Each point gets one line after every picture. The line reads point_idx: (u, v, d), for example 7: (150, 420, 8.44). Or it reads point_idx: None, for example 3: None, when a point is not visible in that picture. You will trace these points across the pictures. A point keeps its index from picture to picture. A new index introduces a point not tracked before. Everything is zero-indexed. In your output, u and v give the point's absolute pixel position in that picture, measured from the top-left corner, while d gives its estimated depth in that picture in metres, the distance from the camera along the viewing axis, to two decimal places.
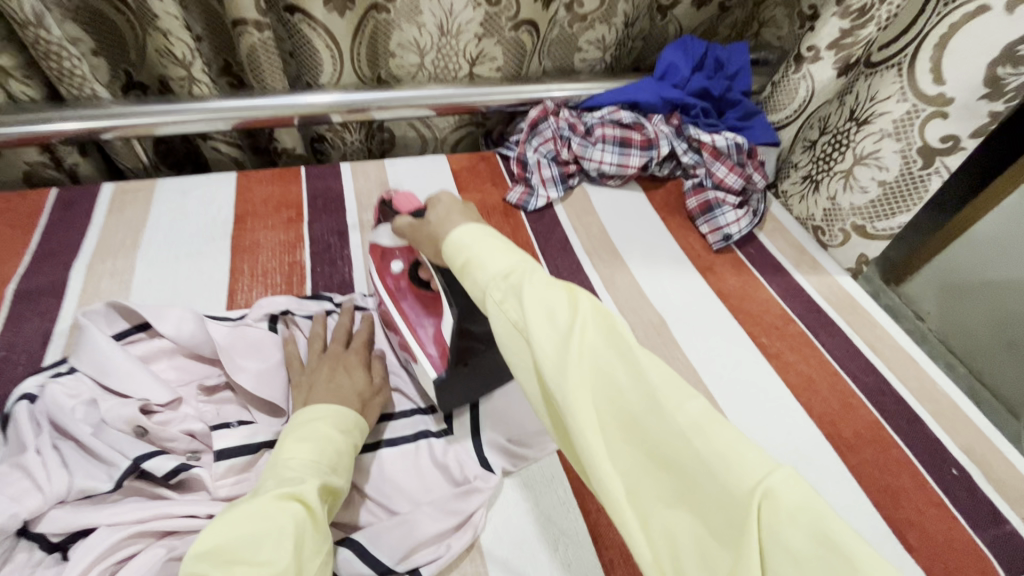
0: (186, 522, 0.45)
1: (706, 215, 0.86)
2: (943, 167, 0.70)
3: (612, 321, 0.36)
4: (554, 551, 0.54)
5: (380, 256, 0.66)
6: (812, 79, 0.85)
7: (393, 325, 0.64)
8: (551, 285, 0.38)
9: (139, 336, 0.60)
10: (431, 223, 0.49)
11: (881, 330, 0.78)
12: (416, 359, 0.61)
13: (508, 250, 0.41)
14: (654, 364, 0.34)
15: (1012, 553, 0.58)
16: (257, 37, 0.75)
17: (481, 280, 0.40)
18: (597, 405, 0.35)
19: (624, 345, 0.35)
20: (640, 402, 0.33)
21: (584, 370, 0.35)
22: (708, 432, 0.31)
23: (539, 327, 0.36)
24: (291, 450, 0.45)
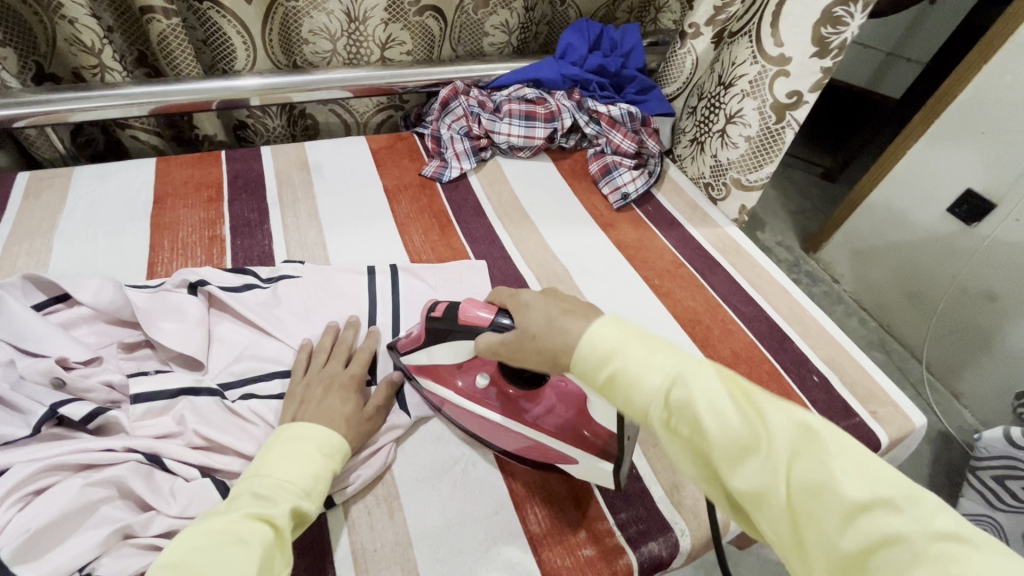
0: (103, 455, 0.49)
1: (606, 177, 0.95)
2: (792, 121, 0.84)
3: (813, 433, 0.33)
4: (459, 469, 0.59)
5: (450, 379, 0.60)
6: (695, 53, 0.96)
7: (513, 440, 0.57)
8: (727, 391, 0.36)
9: (57, 306, 0.62)
10: (541, 336, 0.44)
11: (761, 269, 0.88)
12: (571, 457, 0.54)
13: (662, 352, 0.39)
14: (875, 480, 0.32)
15: (860, 439, 0.67)
16: (165, 25, 0.78)
17: (637, 393, 0.38)
18: (814, 529, 0.32)
19: (833, 460, 0.32)
20: (864, 523, 0.31)
21: (796, 497, 0.33)
22: (967, 558, 0.28)
23: (727, 447, 0.35)
24: (272, 468, 0.45)
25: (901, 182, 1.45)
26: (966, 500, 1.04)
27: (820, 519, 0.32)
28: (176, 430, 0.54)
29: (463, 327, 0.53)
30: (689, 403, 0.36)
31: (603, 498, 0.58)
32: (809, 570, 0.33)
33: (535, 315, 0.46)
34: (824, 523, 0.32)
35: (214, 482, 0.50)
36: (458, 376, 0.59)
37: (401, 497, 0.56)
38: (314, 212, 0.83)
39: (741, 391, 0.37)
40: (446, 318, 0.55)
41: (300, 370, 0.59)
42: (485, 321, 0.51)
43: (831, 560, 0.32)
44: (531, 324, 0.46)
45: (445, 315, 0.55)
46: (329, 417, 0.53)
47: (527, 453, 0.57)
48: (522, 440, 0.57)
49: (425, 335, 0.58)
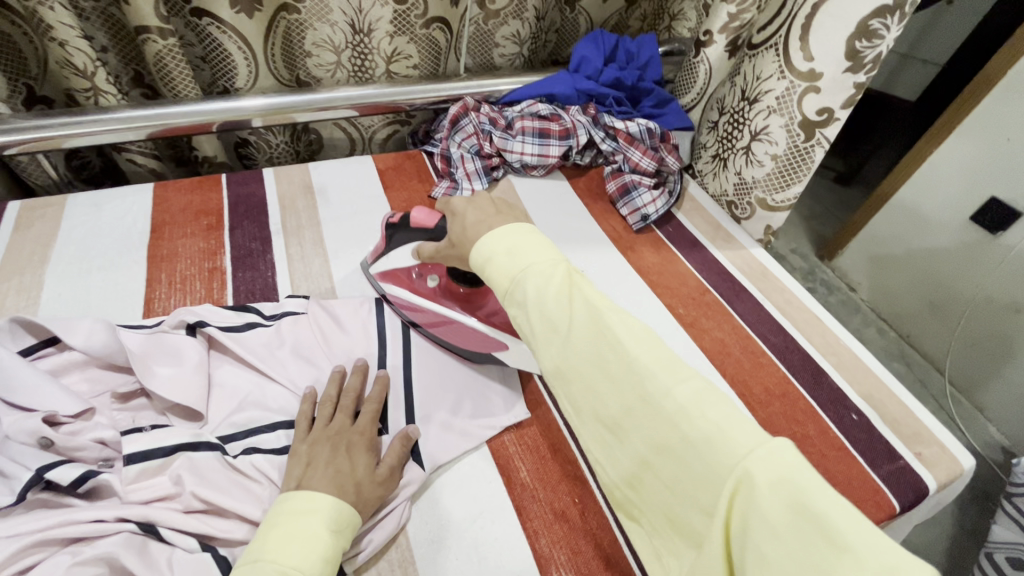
0: (93, 527, 0.45)
1: (625, 198, 0.91)
2: (823, 139, 0.79)
3: (606, 325, 0.42)
4: (479, 528, 0.54)
5: (407, 280, 0.71)
6: (709, 62, 0.92)
7: (453, 329, 0.67)
8: (556, 288, 0.44)
9: (48, 350, 0.58)
10: (462, 235, 0.56)
11: (790, 294, 0.83)
12: (502, 341, 0.65)
13: (524, 256, 0.47)
14: (645, 357, 0.40)
15: (906, 484, 0.62)
16: (161, 45, 0.75)
17: (496, 286, 0.49)
18: (595, 395, 0.42)
19: (618, 344, 0.41)
20: (634, 390, 0.39)
21: (585, 370, 0.42)
22: (694, 414, 0.36)
23: (544, 330, 0.44)
24: (276, 553, 0.43)
25: (922, 191, 1.40)
26: (998, 528, 0.98)
27: (601, 387, 0.41)
28: (173, 493, 0.49)
29: (416, 229, 0.69)
30: (525, 296, 0.45)
31: (635, 558, 0.54)
32: (594, 428, 0.42)
33: (457, 222, 0.57)
34: (607, 394, 0.41)
35: (215, 558, 0.46)
36: (413, 279, 0.71)
37: (417, 562, 0.51)
38: (319, 239, 0.79)
39: (570, 287, 0.45)
40: (402, 224, 0.70)
41: (304, 425, 0.55)
42: (429, 222, 0.67)
43: (606, 419, 0.41)
44: (461, 219, 0.56)
45: (401, 222, 0.70)
46: (337, 483, 0.49)
47: (465, 340, 0.67)
48: (462, 327, 0.67)
49: (388, 242, 0.72)
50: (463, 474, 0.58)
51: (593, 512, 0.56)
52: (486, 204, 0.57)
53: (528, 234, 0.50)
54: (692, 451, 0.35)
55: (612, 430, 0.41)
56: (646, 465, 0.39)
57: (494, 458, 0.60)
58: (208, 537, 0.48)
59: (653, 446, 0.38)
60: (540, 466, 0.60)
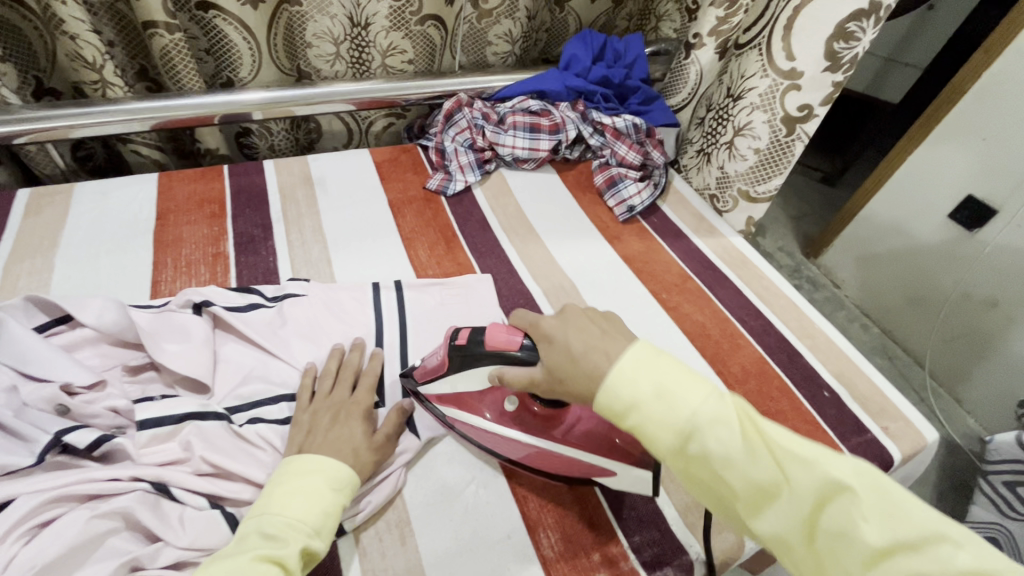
0: (108, 485, 0.48)
1: (612, 190, 0.95)
2: (802, 134, 0.83)
3: (836, 485, 0.36)
4: (469, 492, 0.58)
5: (476, 406, 0.59)
6: (698, 63, 0.96)
7: (540, 457, 0.57)
8: (745, 439, 0.39)
9: (60, 328, 0.61)
10: (565, 359, 0.47)
11: (769, 282, 0.87)
12: (609, 471, 0.54)
13: (686, 397, 0.41)
14: (901, 523, 0.34)
15: (872, 455, 0.66)
16: (168, 39, 0.78)
17: (658, 442, 0.42)
18: (838, 567, 0.36)
19: (855, 509, 0.35)
20: (883, 558, 0.34)
21: (820, 539, 0.37)
22: None
23: (747, 492, 0.39)
24: (283, 506, 0.47)
25: (904, 188, 1.45)
26: (978, 508, 1.01)
27: (843, 557, 0.36)
28: (182, 457, 0.53)
29: (491, 353, 0.53)
30: (708, 451, 0.40)
31: (616, 519, 0.57)
32: None
33: (558, 350, 0.48)
34: (847, 564, 0.35)
35: (224, 514, 0.50)
36: (485, 402, 0.59)
37: (412, 522, 0.55)
38: (319, 227, 0.82)
39: (759, 433, 0.39)
40: (469, 343, 0.55)
41: (304, 397, 0.59)
42: (513, 346, 0.52)
43: None
44: (566, 346, 0.48)
45: (468, 342, 0.54)
46: (337, 448, 0.53)
47: (558, 471, 0.57)
48: (554, 457, 0.56)
49: (447, 363, 0.57)
50: (456, 445, 0.62)
51: (579, 480, 0.60)
52: (583, 315, 0.50)
53: (654, 356, 0.44)
54: None
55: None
56: None
57: None
58: (216, 497, 0.52)
59: None
60: None
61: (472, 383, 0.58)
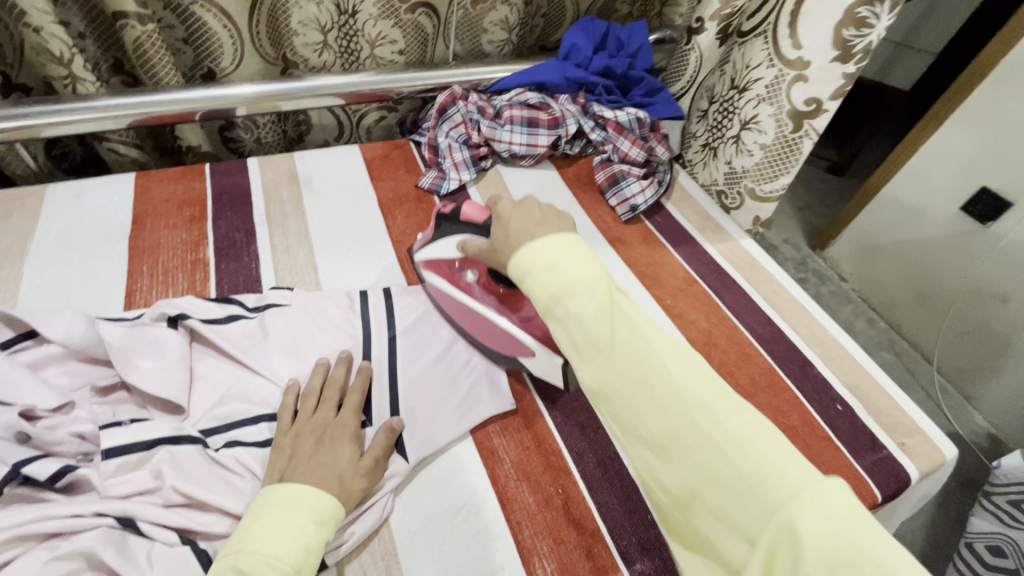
0: (71, 521, 0.44)
1: (613, 188, 0.90)
2: (811, 129, 0.79)
3: (655, 351, 0.41)
4: (461, 520, 0.54)
5: (448, 271, 0.68)
6: (699, 49, 0.92)
7: (483, 325, 0.65)
8: (600, 307, 0.43)
9: (26, 344, 0.57)
10: (504, 242, 0.52)
11: (778, 285, 0.83)
12: (533, 350, 0.61)
13: (570, 263, 0.45)
14: (696, 390, 0.40)
15: (889, 474, 0.63)
16: (140, 31, 0.73)
17: (536, 301, 0.46)
18: (641, 421, 0.41)
19: (668, 370, 0.40)
20: (681, 412, 0.39)
21: (631, 394, 0.41)
22: (747, 445, 0.37)
23: (587, 350, 0.43)
24: (262, 542, 0.43)
25: (914, 180, 1.40)
26: (975, 519, 0.98)
27: (646, 412, 0.40)
28: (153, 486, 0.49)
29: (464, 224, 0.66)
30: (566, 313, 0.43)
31: (617, 548, 0.54)
32: (632, 439, 0.41)
33: (500, 226, 0.54)
34: (650, 414, 0.40)
35: (195, 552, 0.46)
36: (455, 270, 0.68)
37: (400, 554, 0.51)
38: (304, 230, 0.78)
39: (615, 304, 0.44)
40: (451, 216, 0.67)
41: (286, 418, 0.55)
42: (480, 219, 0.64)
43: (651, 439, 0.40)
44: (506, 226, 0.52)
45: (451, 214, 0.67)
46: (320, 475, 0.49)
47: (491, 341, 0.65)
48: (492, 326, 0.64)
49: (437, 230, 0.69)
50: (450, 468, 0.58)
51: (576, 504, 0.57)
52: (535, 207, 0.52)
53: (570, 245, 0.46)
54: (742, 481, 0.35)
55: (657, 456, 0.40)
56: (689, 487, 0.38)
57: (478, 448, 0.60)
58: (189, 531, 0.48)
59: (703, 474, 0.37)
60: (524, 458, 0.60)
61: (446, 251, 0.67)
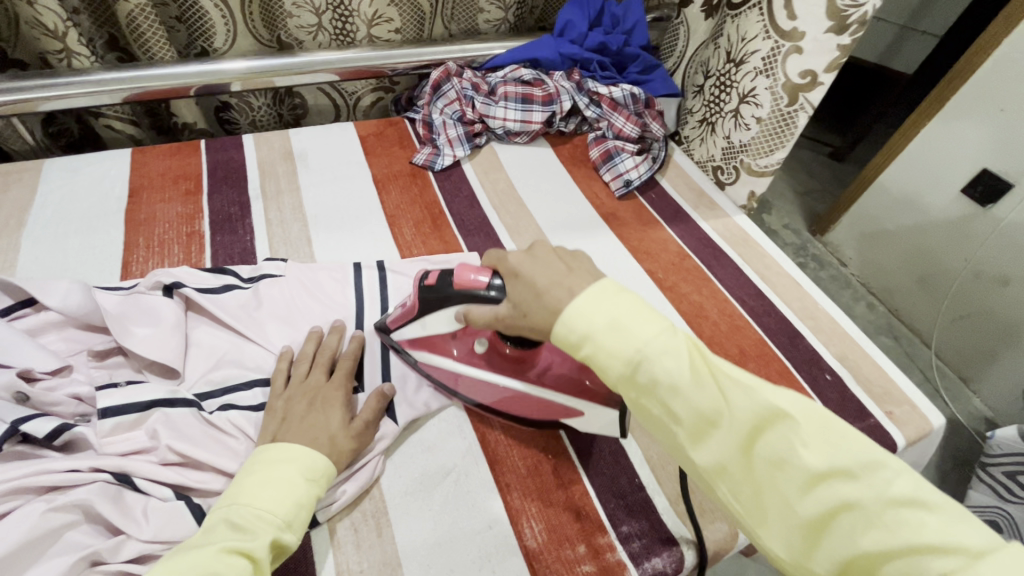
0: (67, 476, 0.46)
1: (608, 163, 0.90)
2: (806, 103, 0.78)
3: (778, 412, 0.36)
4: (449, 481, 0.55)
5: (445, 345, 0.60)
6: (687, 25, 0.97)
7: (512, 398, 0.58)
8: (694, 371, 0.38)
9: (25, 311, 0.58)
10: (535, 302, 0.45)
11: (771, 260, 0.83)
12: (576, 410, 0.56)
13: (636, 326, 0.40)
14: (832, 447, 0.34)
15: (875, 441, 0.63)
16: (133, 5, 0.73)
17: (612, 373, 0.41)
18: (780, 500, 0.35)
19: (798, 436, 0.35)
20: (825, 486, 0.34)
21: (759, 468, 0.36)
22: (911, 519, 0.31)
23: (694, 423, 0.38)
24: (254, 496, 0.44)
25: (915, 163, 1.39)
26: (976, 492, 0.98)
27: (780, 486, 0.35)
28: (148, 445, 0.50)
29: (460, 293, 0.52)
30: (657, 381, 0.39)
31: (603, 510, 0.55)
32: (760, 516, 0.37)
33: (524, 286, 0.46)
34: (786, 492, 0.35)
35: (189, 506, 0.47)
36: (458, 340, 0.60)
37: (389, 513, 0.52)
38: (299, 205, 0.78)
39: (707, 363, 0.39)
40: (439, 286, 0.54)
41: (279, 382, 0.56)
42: (482, 286, 0.50)
43: (793, 522, 0.35)
44: (532, 282, 0.46)
45: (438, 283, 0.54)
46: (312, 436, 0.50)
47: (526, 414, 0.58)
48: (521, 397, 0.58)
49: (418, 306, 0.57)
50: (442, 435, 0.59)
51: (564, 468, 0.57)
52: (552, 258, 0.47)
53: (622, 295, 0.42)
54: (924, 568, 0.30)
55: (800, 536, 0.35)
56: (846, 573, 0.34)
57: (467, 414, 0.61)
58: (182, 487, 0.49)
59: (868, 558, 0.32)
60: (512, 424, 0.61)
61: (441, 326, 0.57)
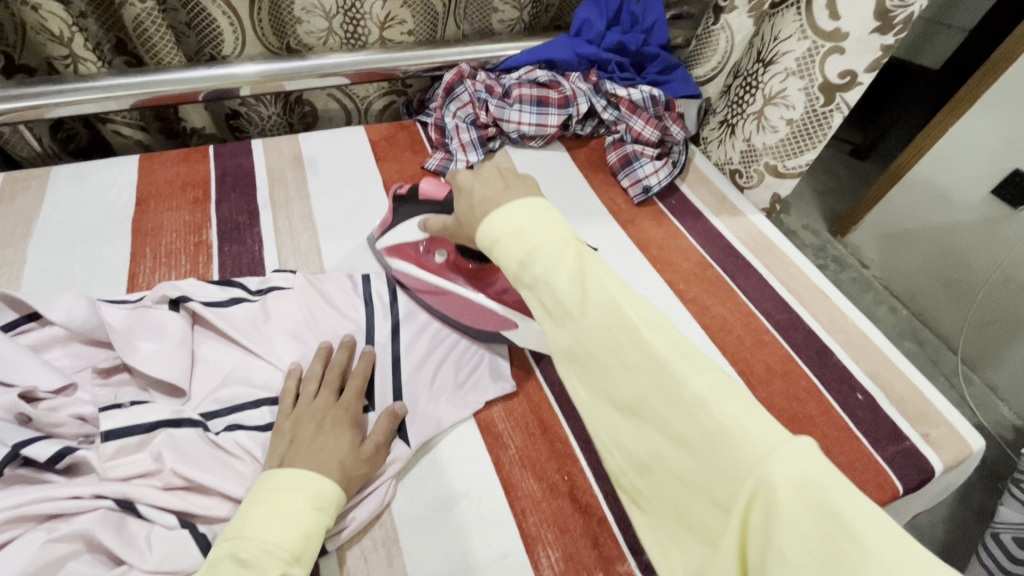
0: (70, 504, 0.44)
1: (626, 168, 0.87)
2: (843, 104, 0.75)
3: (620, 309, 0.36)
4: (463, 506, 0.53)
5: (413, 256, 0.69)
6: (729, 30, 0.85)
7: (459, 305, 0.64)
8: (567, 267, 0.39)
9: (29, 326, 0.57)
10: (468, 213, 0.47)
11: (796, 270, 0.80)
12: (512, 321, 0.61)
13: (530, 228, 0.41)
14: (662, 344, 0.35)
15: (911, 466, 0.60)
16: (140, 9, 0.71)
17: (504, 269, 0.42)
18: (613, 387, 0.37)
19: (638, 329, 0.36)
20: (650, 375, 0.35)
21: (597, 356, 0.37)
22: (715, 408, 0.32)
23: (553, 314, 0.39)
24: (260, 528, 0.42)
25: (942, 163, 1.33)
26: (1004, 510, 0.92)
27: (615, 376, 0.36)
28: (153, 469, 0.48)
29: (426, 200, 0.63)
30: (535, 279, 0.40)
31: (624, 538, 0.52)
32: (595, 402, 0.38)
33: (464, 198, 0.48)
34: (618, 379, 0.36)
35: (194, 535, 0.45)
36: (426, 254, 0.68)
37: (401, 541, 0.50)
38: (307, 212, 0.77)
39: (581, 261, 0.39)
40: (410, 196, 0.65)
41: (287, 402, 0.55)
42: (437, 188, 0.61)
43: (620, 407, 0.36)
44: (469, 196, 0.47)
45: (409, 194, 0.65)
46: (321, 461, 0.48)
47: (469, 320, 0.64)
48: (466, 304, 0.64)
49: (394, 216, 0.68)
50: (456, 456, 0.57)
51: (583, 492, 0.55)
52: (492, 172, 0.48)
53: (539, 209, 0.42)
54: (714, 453, 0.31)
55: (623, 419, 0.36)
56: (656, 458, 0.35)
57: (482, 433, 0.59)
58: (187, 513, 0.48)
59: (673, 443, 0.33)
60: (528, 445, 0.58)
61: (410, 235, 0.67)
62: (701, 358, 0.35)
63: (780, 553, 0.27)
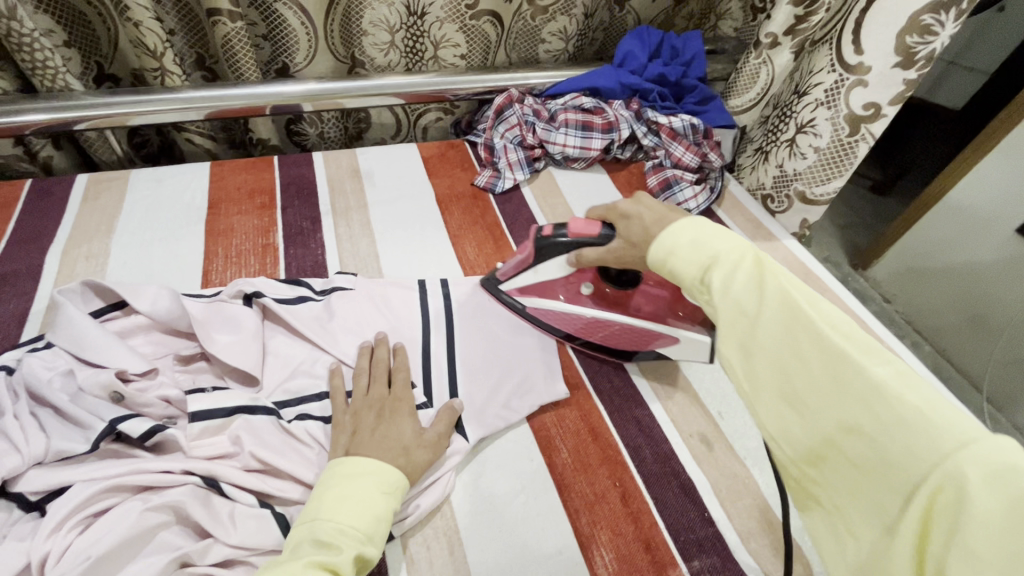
0: (159, 477, 0.47)
1: (666, 192, 0.91)
2: (868, 134, 0.79)
3: (796, 305, 0.37)
4: (518, 503, 0.55)
5: (554, 291, 0.69)
6: (772, 64, 0.88)
7: (621, 334, 0.67)
8: (750, 271, 0.41)
9: (115, 314, 0.61)
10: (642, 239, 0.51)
11: (833, 295, 0.82)
12: (673, 337, 0.66)
13: (717, 239, 0.43)
14: (836, 332, 0.36)
15: None
16: (230, 27, 0.78)
17: (682, 279, 0.45)
18: (778, 378, 0.38)
19: (813, 322, 0.36)
20: (823, 368, 0.36)
21: (760, 348, 0.39)
22: (897, 397, 0.32)
23: (729, 314, 0.40)
24: (333, 511, 0.45)
25: (982, 193, 1.28)
26: None
27: (786, 367, 0.37)
28: (231, 451, 0.52)
29: (573, 241, 0.61)
30: (712, 285, 0.42)
31: (675, 543, 0.54)
32: (755, 395, 0.40)
33: (635, 225, 0.53)
34: (788, 370, 0.37)
35: (274, 515, 0.48)
36: (571, 284, 0.69)
37: (461, 532, 0.53)
38: (366, 221, 0.81)
39: (760, 264, 0.41)
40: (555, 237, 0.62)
41: (339, 398, 0.56)
42: (592, 232, 0.59)
43: (785, 395, 0.38)
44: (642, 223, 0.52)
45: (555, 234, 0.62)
46: (384, 449, 0.51)
47: (629, 343, 0.68)
48: (628, 331, 0.67)
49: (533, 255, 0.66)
50: (511, 458, 0.59)
51: (634, 497, 0.56)
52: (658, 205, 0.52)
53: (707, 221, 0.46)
54: (890, 442, 0.32)
55: (790, 411, 0.37)
56: (826, 448, 0.35)
57: (535, 436, 0.61)
58: (264, 495, 0.50)
59: (843, 429, 0.34)
60: (580, 449, 0.60)
61: (552, 273, 0.67)
62: (880, 349, 0.35)
63: (963, 539, 0.28)
